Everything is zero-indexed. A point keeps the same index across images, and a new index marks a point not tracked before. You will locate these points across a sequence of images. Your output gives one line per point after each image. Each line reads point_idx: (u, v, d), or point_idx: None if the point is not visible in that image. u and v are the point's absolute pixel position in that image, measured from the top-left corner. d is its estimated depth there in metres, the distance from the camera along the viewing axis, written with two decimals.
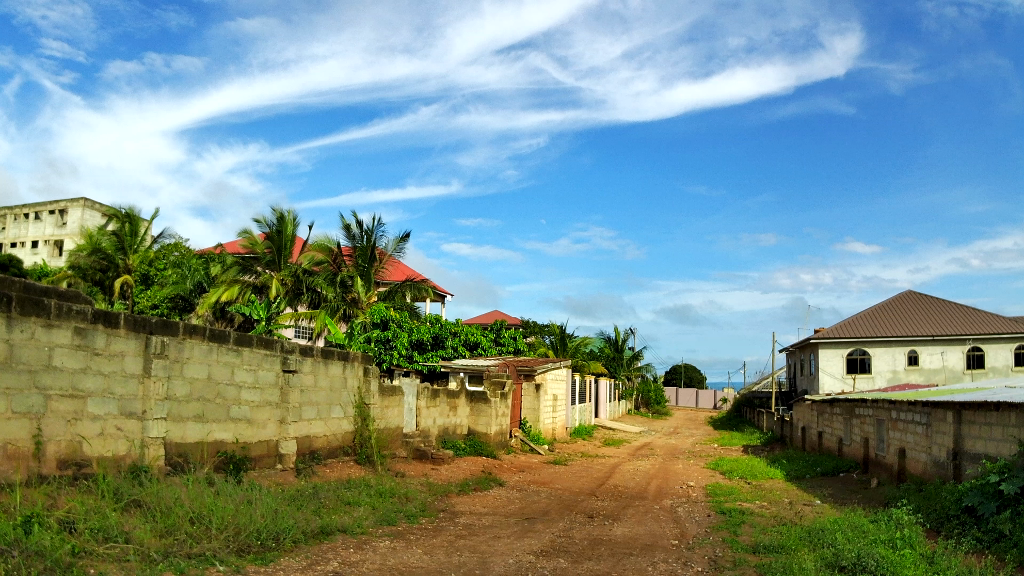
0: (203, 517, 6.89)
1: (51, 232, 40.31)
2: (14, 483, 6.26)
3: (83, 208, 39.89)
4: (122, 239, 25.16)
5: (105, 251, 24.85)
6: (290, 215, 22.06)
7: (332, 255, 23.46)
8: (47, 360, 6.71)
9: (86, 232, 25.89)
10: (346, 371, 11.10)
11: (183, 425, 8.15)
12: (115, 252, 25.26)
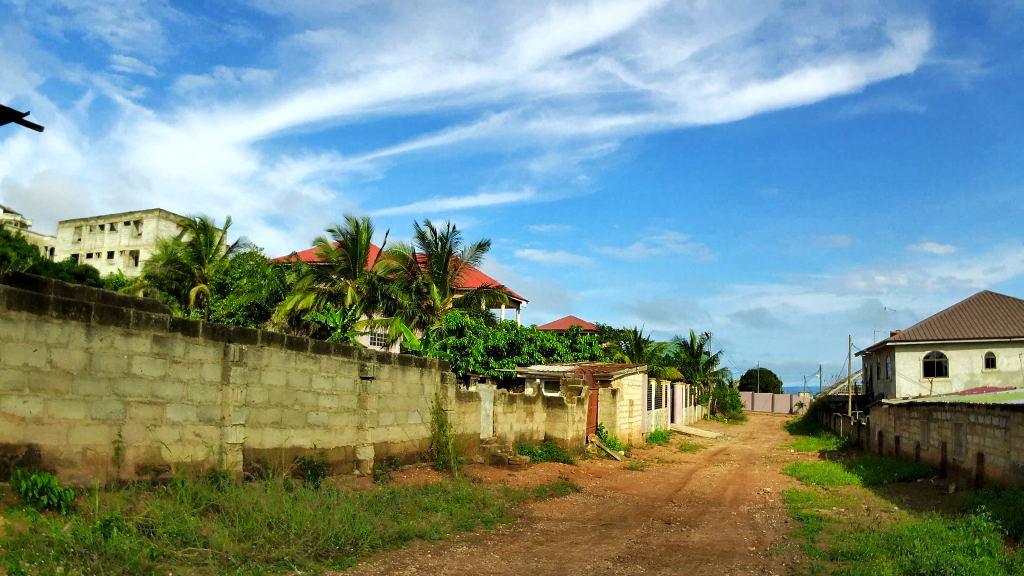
0: (282, 522, 7.00)
1: (130, 244, 41.34)
2: (93, 488, 6.54)
3: (157, 220, 40.86)
4: (199, 250, 25.80)
5: (181, 262, 25.63)
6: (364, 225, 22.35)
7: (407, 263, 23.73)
8: (126, 368, 6.87)
9: (162, 243, 26.53)
10: (424, 377, 11.17)
11: (263, 431, 8.26)
12: (192, 261, 25.72)
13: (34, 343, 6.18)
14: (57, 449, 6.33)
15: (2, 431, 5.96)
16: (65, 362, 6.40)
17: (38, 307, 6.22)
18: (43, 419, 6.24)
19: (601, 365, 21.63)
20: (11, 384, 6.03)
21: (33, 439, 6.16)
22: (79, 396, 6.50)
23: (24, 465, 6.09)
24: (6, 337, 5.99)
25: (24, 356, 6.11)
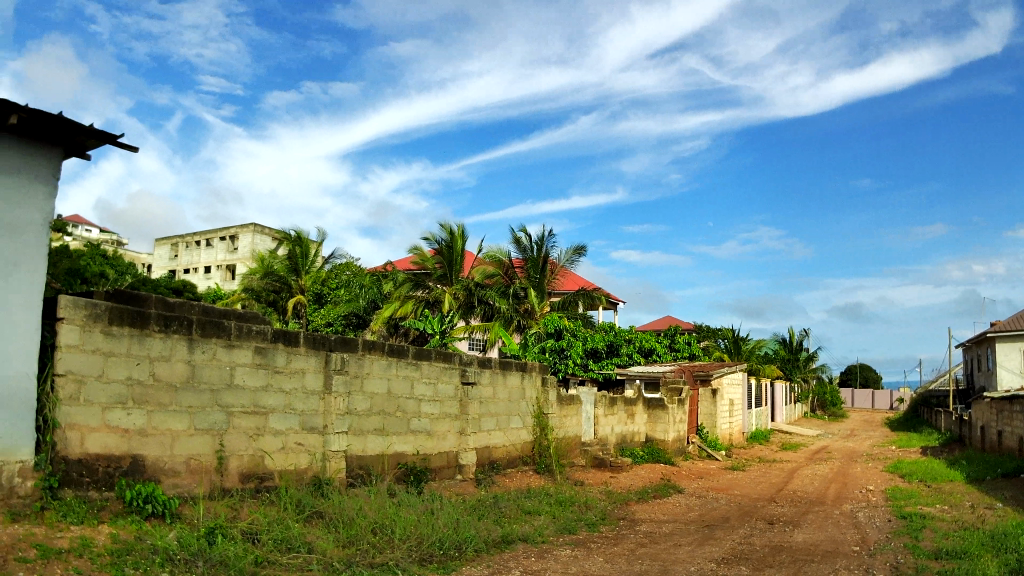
0: (385, 527, 7.12)
1: (228, 258, 42.40)
2: (197, 497, 6.73)
3: (253, 233, 41.91)
4: (295, 261, 26.59)
5: (279, 274, 26.46)
6: (458, 230, 22.36)
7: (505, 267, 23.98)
8: (229, 379, 7.06)
9: (259, 256, 27.25)
10: (525, 382, 11.21)
11: (365, 438, 8.36)
12: (289, 273, 26.69)
13: (137, 357, 6.42)
14: (160, 459, 6.54)
15: (106, 443, 6.20)
16: (168, 374, 6.62)
17: (140, 322, 6.45)
18: (146, 431, 6.46)
19: (699, 364, 21.38)
20: (114, 397, 6.27)
21: (137, 450, 6.39)
22: (183, 407, 6.72)
23: (129, 475, 6.33)
24: (110, 352, 6.25)
25: (127, 370, 6.35)
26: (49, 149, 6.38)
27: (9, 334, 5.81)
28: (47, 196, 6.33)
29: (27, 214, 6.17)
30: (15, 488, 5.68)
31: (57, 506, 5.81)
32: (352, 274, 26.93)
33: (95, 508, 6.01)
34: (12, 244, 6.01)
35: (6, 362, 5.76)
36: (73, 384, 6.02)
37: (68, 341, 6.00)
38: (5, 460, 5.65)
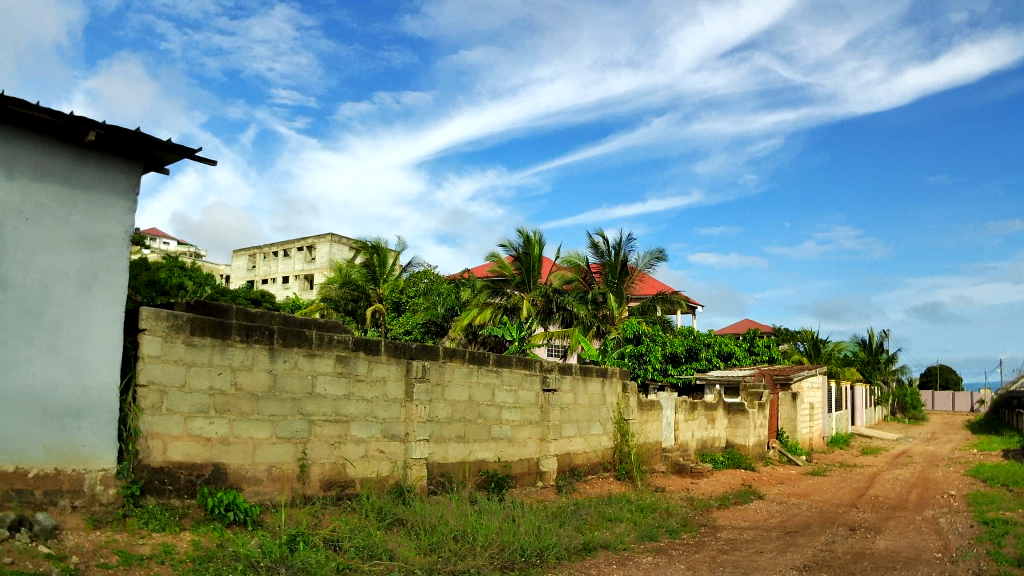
0: (468, 535, 7.09)
1: (304, 268, 42.98)
2: (278, 504, 6.80)
3: (333, 244, 42.43)
4: (373, 270, 26.84)
5: (356, 283, 26.74)
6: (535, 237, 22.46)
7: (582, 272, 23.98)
8: (310, 388, 7.12)
9: (336, 266, 27.57)
10: (606, 388, 11.14)
11: (446, 445, 8.34)
12: (366, 282, 26.99)
13: (219, 367, 6.52)
14: (242, 467, 6.64)
15: (188, 452, 6.35)
16: (250, 384, 6.71)
17: (222, 333, 6.54)
18: (229, 439, 6.57)
19: (778, 368, 21.02)
20: (197, 406, 6.39)
21: (220, 458, 6.52)
22: (265, 416, 6.80)
23: (210, 483, 6.47)
24: (193, 363, 6.36)
25: (209, 380, 6.45)
26: (130, 165, 6.53)
27: (93, 346, 6.11)
28: (127, 210, 6.48)
29: (108, 229, 6.36)
30: (97, 495, 5.96)
31: (138, 514, 6.03)
32: (429, 283, 26.89)
33: (176, 515, 6.16)
34: (94, 258, 6.24)
35: (90, 373, 6.07)
36: (155, 394, 6.17)
37: (150, 351, 6.13)
38: (88, 468, 5.95)
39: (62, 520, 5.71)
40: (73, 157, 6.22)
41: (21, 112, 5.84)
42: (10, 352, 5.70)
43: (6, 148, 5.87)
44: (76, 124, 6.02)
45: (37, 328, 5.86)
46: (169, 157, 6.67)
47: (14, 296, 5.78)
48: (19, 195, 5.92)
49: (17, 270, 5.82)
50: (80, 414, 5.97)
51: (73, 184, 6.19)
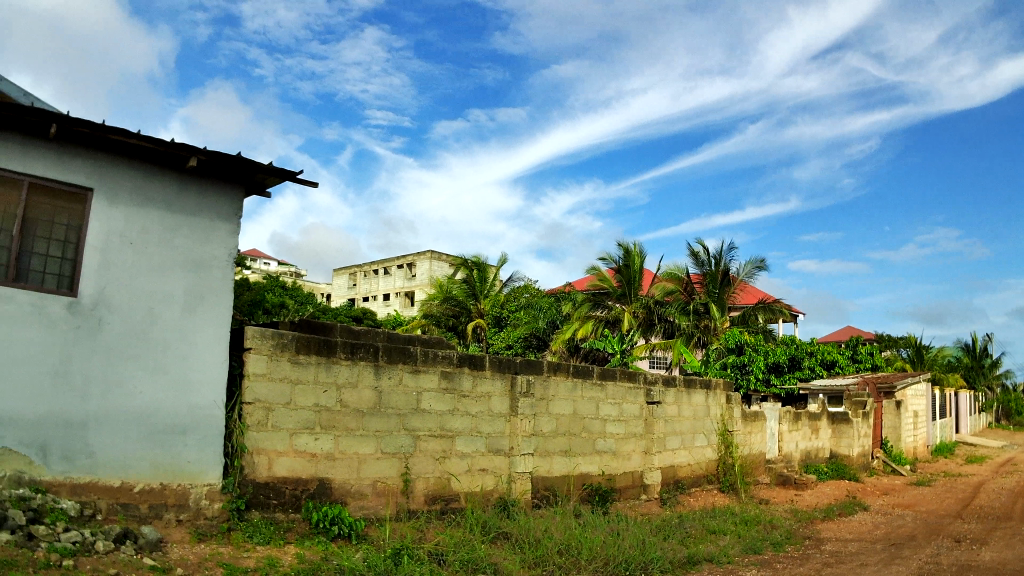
0: (572, 548, 7.01)
1: (404, 286, 43.29)
2: (383, 519, 6.84)
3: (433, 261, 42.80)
4: (472, 286, 26.56)
5: (455, 298, 26.59)
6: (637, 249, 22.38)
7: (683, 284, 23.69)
8: (415, 404, 7.17)
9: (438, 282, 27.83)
10: (709, 400, 10.99)
11: (550, 459, 8.30)
12: (467, 297, 26.66)
13: (324, 384, 6.61)
14: (347, 481, 6.71)
15: (293, 467, 6.45)
16: (356, 401, 6.79)
17: (327, 350, 6.64)
18: (335, 454, 6.65)
19: (880, 375, 20.44)
20: (303, 422, 6.49)
21: (325, 473, 6.60)
22: (370, 432, 6.86)
23: (315, 498, 6.55)
24: (298, 380, 6.46)
25: (315, 397, 6.55)
26: (232, 188, 6.71)
27: (198, 365, 6.36)
28: (230, 233, 6.67)
29: (212, 251, 6.58)
30: (202, 509, 6.18)
31: (243, 527, 6.17)
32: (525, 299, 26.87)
33: (281, 529, 6.26)
34: (198, 281, 6.47)
35: (194, 392, 6.31)
36: (261, 411, 6.27)
37: (256, 370, 6.24)
38: (193, 483, 6.19)
39: (168, 533, 5.93)
40: (175, 184, 6.46)
41: (124, 142, 6.07)
42: (116, 373, 5.99)
43: (110, 177, 6.16)
44: (178, 151, 6.19)
45: (142, 349, 6.14)
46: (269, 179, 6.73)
47: (120, 318, 6.07)
48: (124, 221, 6.19)
49: (122, 294, 6.11)
50: (184, 431, 6.22)
51: (176, 210, 6.43)
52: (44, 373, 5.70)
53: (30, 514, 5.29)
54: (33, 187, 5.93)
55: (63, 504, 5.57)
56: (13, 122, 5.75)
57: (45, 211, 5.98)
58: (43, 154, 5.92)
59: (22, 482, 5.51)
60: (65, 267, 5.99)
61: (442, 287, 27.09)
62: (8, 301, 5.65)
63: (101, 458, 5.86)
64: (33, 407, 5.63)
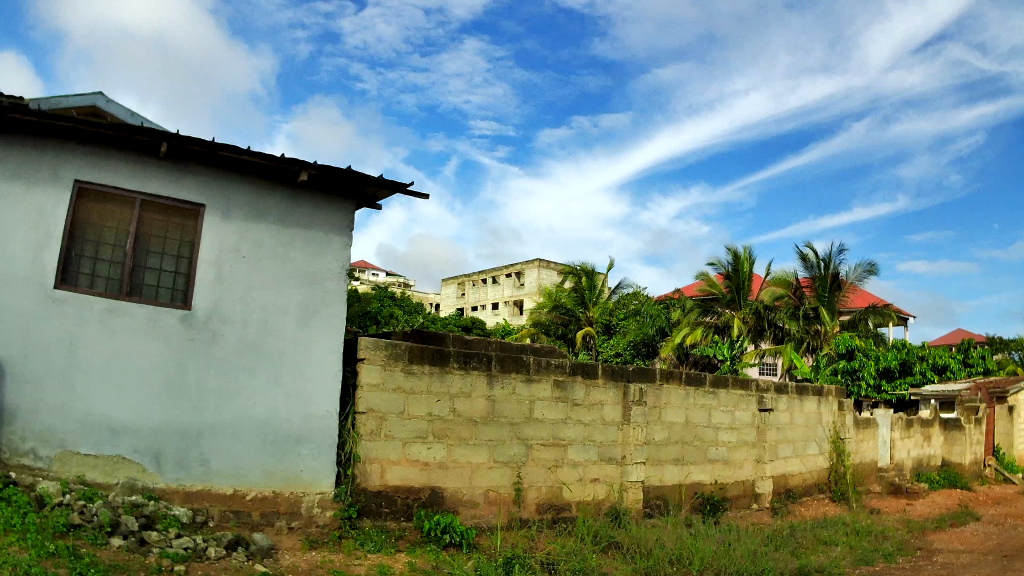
0: (684, 558, 6.80)
1: (508, 295, 43.28)
2: (495, 527, 6.81)
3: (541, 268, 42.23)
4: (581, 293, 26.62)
5: (567, 307, 26.66)
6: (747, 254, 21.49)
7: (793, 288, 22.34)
8: (529, 413, 7.12)
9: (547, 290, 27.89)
10: (822, 407, 10.72)
11: (662, 468, 8.18)
12: (577, 305, 26.76)
13: (437, 394, 6.61)
14: (460, 490, 6.71)
15: (406, 476, 6.46)
16: (469, 410, 6.77)
17: (440, 360, 6.64)
18: (447, 463, 6.65)
19: (992, 380, 19.65)
20: (416, 432, 6.50)
21: (437, 482, 6.60)
22: (483, 441, 6.85)
23: (428, 506, 6.55)
24: (411, 390, 6.48)
25: (428, 407, 6.56)
26: (344, 201, 6.71)
27: (314, 376, 6.43)
28: (343, 246, 6.70)
29: (325, 263, 6.61)
30: (314, 517, 6.22)
31: (354, 535, 6.17)
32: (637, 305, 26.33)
33: (393, 537, 6.25)
34: (312, 293, 6.54)
35: (310, 403, 6.39)
36: (374, 420, 6.32)
37: (369, 380, 6.30)
38: (307, 491, 6.25)
39: (279, 540, 5.98)
40: (288, 198, 6.54)
41: (236, 159, 6.16)
42: (229, 383, 6.15)
43: (222, 193, 6.32)
44: (289, 166, 6.22)
45: (258, 360, 6.27)
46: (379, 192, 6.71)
47: (236, 329, 6.23)
48: (237, 235, 6.33)
49: (236, 305, 6.26)
50: (300, 440, 6.30)
51: (289, 223, 6.51)
52: (159, 384, 5.97)
53: (144, 521, 5.53)
54: (147, 205, 6.17)
55: (176, 511, 5.78)
56: (126, 143, 6.01)
57: (159, 227, 6.21)
58: (157, 172, 6.14)
59: (135, 489, 5.82)
60: (178, 280, 6.21)
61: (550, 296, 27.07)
62: (123, 314, 5.96)
63: (216, 467, 6.04)
64: (147, 417, 5.92)
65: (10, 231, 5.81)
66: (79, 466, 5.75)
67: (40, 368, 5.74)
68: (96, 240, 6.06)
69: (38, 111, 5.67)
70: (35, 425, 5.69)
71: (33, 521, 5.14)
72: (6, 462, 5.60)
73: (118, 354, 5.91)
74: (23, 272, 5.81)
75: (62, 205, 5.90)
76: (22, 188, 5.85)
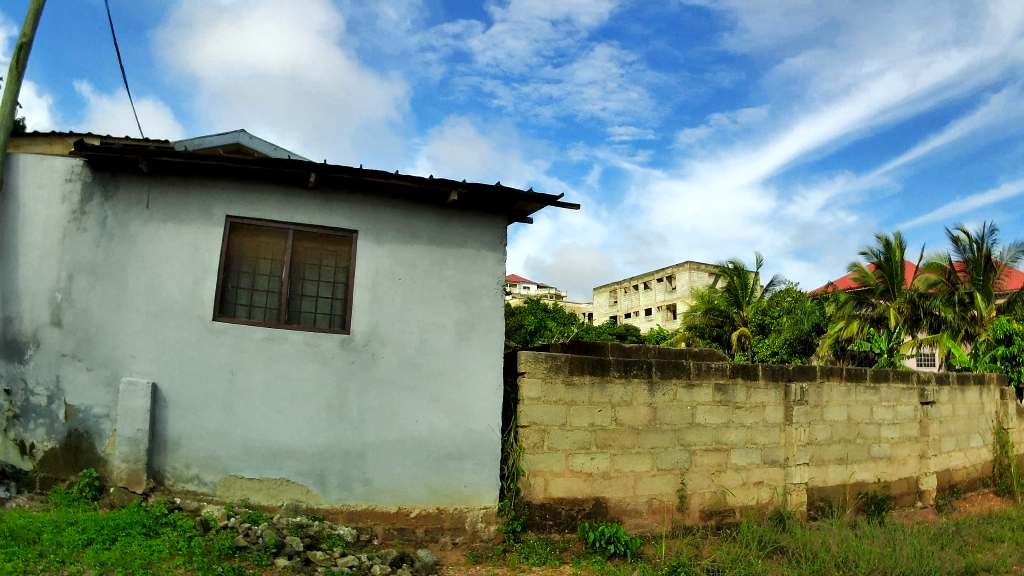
0: (850, 562, 6.35)
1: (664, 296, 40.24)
2: (660, 536, 6.70)
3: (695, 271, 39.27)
4: (733, 292, 23.38)
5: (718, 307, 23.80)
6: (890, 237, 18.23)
7: (946, 271, 18.19)
8: (691, 418, 6.99)
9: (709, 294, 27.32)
10: (983, 396, 10.26)
11: (826, 468, 7.91)
12: (731, 305, 23.49)
13: (599, 404, 6.56)
14: (624, 500, 6.63)
15: (570, 488, 6.43)
16: (631, 418, 6.70)
17: (601, 370, 6.58)
18: (611, 473, 6.58)
19: None
20: (579, 443, 6.47)
21: (601, 492, 6.54)
22: (647, 449, 6.76)
23: (592, 517, 6.50)
24: (573, 402, 6.46)
25: (590, 417, 6.51)
26: (494, 216, 6.66)
27: (475, 392, 6.41)
28: (498, 262, 6.64)
29: (481, 280, 6.59)
30: (478, 532, 6.23)
31: (519, 548, 6.17)
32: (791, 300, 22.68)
33: (557, 549, 6.23)
34: (470, 310, 6.53)
35: (471, 418, 6.37)
36: (537, 433, 6.34)
37: (530, 394, 6.33)
38: (470, 507, 6.26)
39: (443, 556, 6.00)
40: (440, 218, 6.55)
41: (385, 184, 6.19)
42: (390, 403, 6.24)
43: (373, 217, 6.41)
44: (437, 187, 6.19)
45: (418, 378, 6.32)
46: (528, 206, 6.55)
47: (394, 351, 6.31)
48: (391, 257, 6.42)
49: (393, 327, 6.34)
50: (462, 456, 6.31)
51: (443, 243, 6.53)
52: (321, 408, 6.13)
53: (308, 541, 5.65)
54: (299, 234, 6.37)
55: (339, 531, 5.90)
56: (274, 177, 6.24)
57: (313, 256, 6.40)
58: (307, 201, 6.34)
59: (299, 510, 6.01)
60: (335, 306, 6.36)
61: (704, 297, 24.28)
62: (282, 342, 6.15)
63: (379, 485, 6.13)
64: (310, 439, 6.10)
65: (166, 269, 6.18)
66: (243, 490, 6.01)
67: (201, 397, 6.05)
68: (252, 272, 6.33)
69: (183, 153, 5.94)
70: (197, 451, 6.01)
71: (199, 544, 5.30)
72: (171, 488, 5.98)
73: (278, 380, 6.11)
74: (181, 306, 6.15)
75: (214, 241, 6.23)
76: (176, 228, 6.22)
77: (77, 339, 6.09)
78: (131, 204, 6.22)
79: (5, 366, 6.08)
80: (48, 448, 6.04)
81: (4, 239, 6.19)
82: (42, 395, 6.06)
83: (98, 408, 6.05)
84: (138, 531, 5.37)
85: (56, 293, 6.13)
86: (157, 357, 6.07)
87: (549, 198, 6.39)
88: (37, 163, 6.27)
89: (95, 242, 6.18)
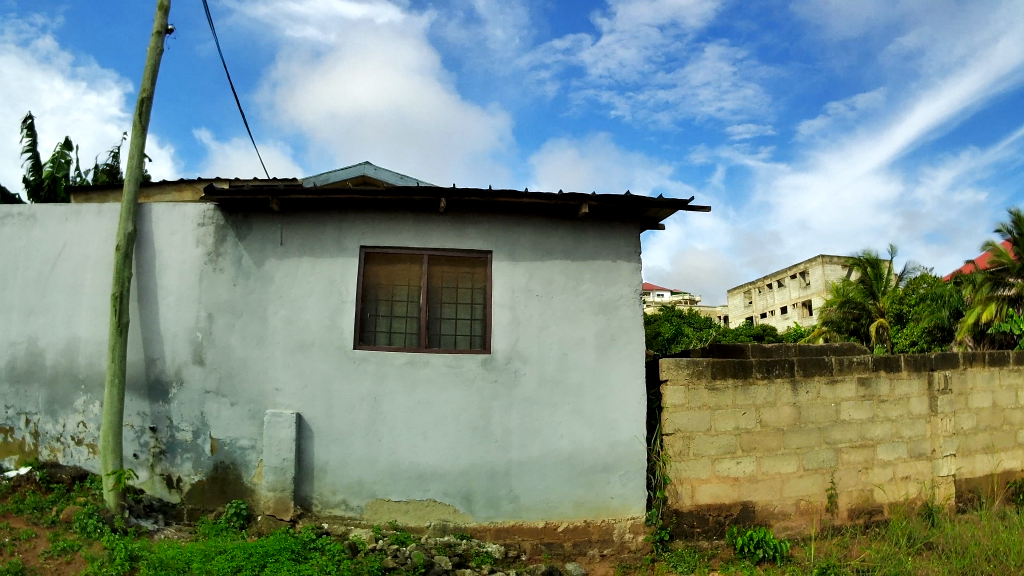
0: (1002, 553, 6.02)
1: (796, 291, 39.51)
2: (809, 538, 6.65)
3: (829, 261, 37.56)
4: (869, 283, 23.08)
5: (855, 300, 23.03)
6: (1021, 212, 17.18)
7: None
8: (835, 416, 6.89)
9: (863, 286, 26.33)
10: None
11: (974, 458, 7.73)
12: (866, 297, 23.12)
13: (743, 407, 6.55)
14: (771, 503, 6.59)
15: (717, 493, 6.43)
16: (776, 419, 6.65)
17: (743, 372, 6.58)
18: (757, 477, 6.55)
19: None
20: (724, 448, 6.47)
21: (749, 497, 6.52)
22: (792, 449, 6.69)
23: (739, 522, 6.48)
24: (716, 406, 6.47)
25: (734, 421, 6.51)
26: (625, 227, 6.69)
27: (618, 403, 6.45)
28: (634, 270, 6.63)
29: (617, 292, 6.60)
30: (626, 542, 6.31)
31: (668, 557, 6.17)
32: (928, 285, 21.23)
33: (706, 556, 6.23)
34: (609, 321, 6.55)
35: (614, 430, 6.42)
36: (682, 441, 6.38)
37: (674, 401, 6.40)
38: (618, 518, 6.33)
39: (592, 569, 6.06)
40: (572, 231, 6.61)
41: (514, 203, 6.28)
42: (533, 419, 6.33)
43: (505, 236, 6.52)
44: (568, 202, 6.23)
45: (560, 394, 6.39)
46: (659, 212, 6.53)
47: (535, 367, 6.39)
48: (524, 275, 6.51)
49: (532, 344, 6.42)
50: (608, 468, 6.37)
51: (576, 257, 6.58)
52: (465, 428, 6.26)
53: (456, 560, 5.72)
54: (433, 259, 6.53)
55: (487, 548, 5.99)
56: (405, 204, 6.41)
57: (449, 279, 6.56)
58: (439, 227, 6.49)
59: (447, 530, 6.14)
60: (475, 326, 6.49)
61: (839, 290, 24.10)
62: (424, 366, 6.30)
63: (526, 502, 6.23)
64: (455, 460, 6.23)
65: (304, 302, 6.38)
66: (390, 513, 6.17)
67: (346, 424, 6.22)
68: (389, 300, 6.50)
69: (312, 190, 6.10)
70: (344, 477, 6.17)
71: (347, 566, 5.40)
72: (319, 514, 6.14)
73: (423, 404, 6.26)
74: (321, 337, 6.34)
75: (351, 272, 6.42)
76: (312, 263, 6.43)
77: (220, 375, 6.31)
78: (265, 242, 6.44)
79: (151, 406, 6.33)
80: (195, 481, 6.26)
81: (141, 284, 6.45)
82: (188, 431, 6.29)
83: (244, 441, 6.25)
84: (286, 556, 5.48)
85: (196, 332, 6.37)
86: (300, 389, 6.26)
87: (680, 201, 6.36)
88: (168, 211, 6.52)
89: (233, 282, 6.41)
